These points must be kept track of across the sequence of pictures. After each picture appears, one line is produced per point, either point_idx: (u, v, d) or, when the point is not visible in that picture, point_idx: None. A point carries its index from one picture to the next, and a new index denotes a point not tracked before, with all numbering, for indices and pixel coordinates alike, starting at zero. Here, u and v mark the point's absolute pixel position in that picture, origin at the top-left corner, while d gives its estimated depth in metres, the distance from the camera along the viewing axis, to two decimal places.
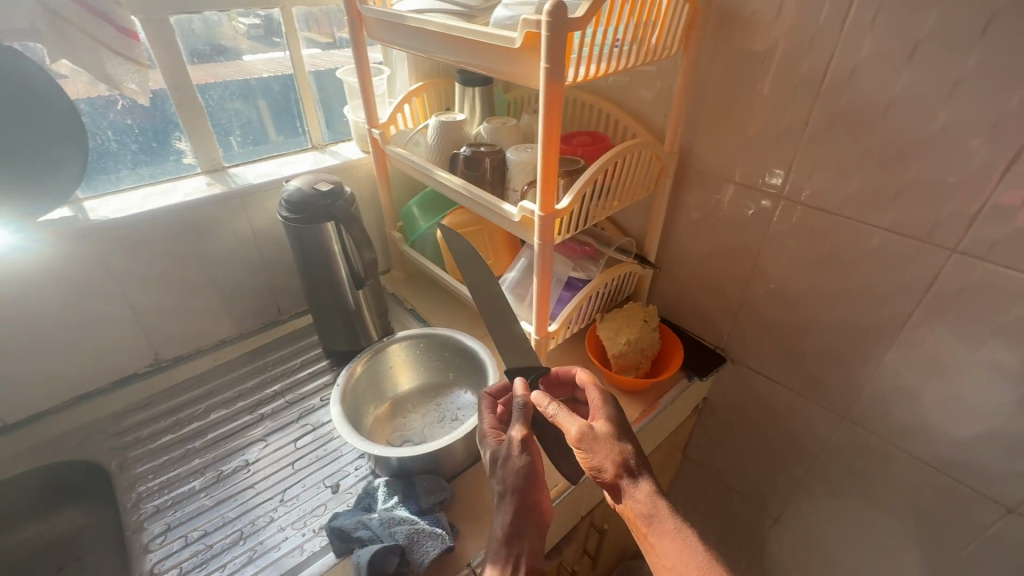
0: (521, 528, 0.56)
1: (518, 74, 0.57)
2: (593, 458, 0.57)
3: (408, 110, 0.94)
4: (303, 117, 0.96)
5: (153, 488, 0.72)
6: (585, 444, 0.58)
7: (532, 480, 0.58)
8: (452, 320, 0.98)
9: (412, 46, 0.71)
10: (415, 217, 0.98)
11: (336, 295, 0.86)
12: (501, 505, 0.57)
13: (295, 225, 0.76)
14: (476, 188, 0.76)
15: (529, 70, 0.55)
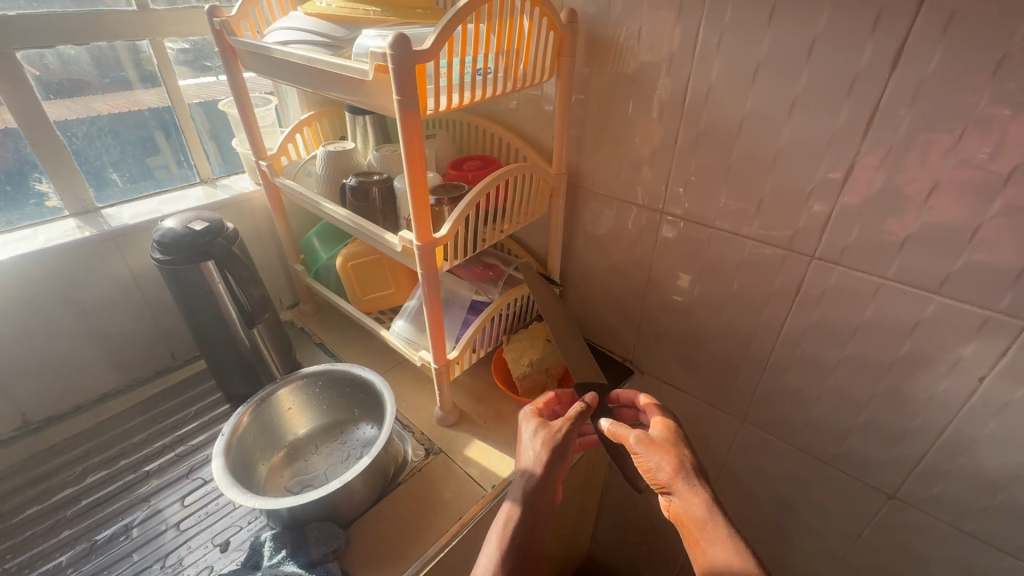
0: (521, 527, 0.58)
1: (376, 105, 0.56)
2: (648, 459, 0.60)
3: (300, 140, 0.91)
4: (188, 151, 0.92)
5: (13, 568, 0.65)
6: (666, 470, 0.58)
7: (553, 472, 0.61)
8: (361, 352, 0.95)
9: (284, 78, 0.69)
10: (315, 248, 0.95)
11: (227, 337, 0.82)
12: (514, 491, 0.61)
13: (170, 267, 0.72)
14: (363, 219, 0.74)
15: (384, 101, 0.54)
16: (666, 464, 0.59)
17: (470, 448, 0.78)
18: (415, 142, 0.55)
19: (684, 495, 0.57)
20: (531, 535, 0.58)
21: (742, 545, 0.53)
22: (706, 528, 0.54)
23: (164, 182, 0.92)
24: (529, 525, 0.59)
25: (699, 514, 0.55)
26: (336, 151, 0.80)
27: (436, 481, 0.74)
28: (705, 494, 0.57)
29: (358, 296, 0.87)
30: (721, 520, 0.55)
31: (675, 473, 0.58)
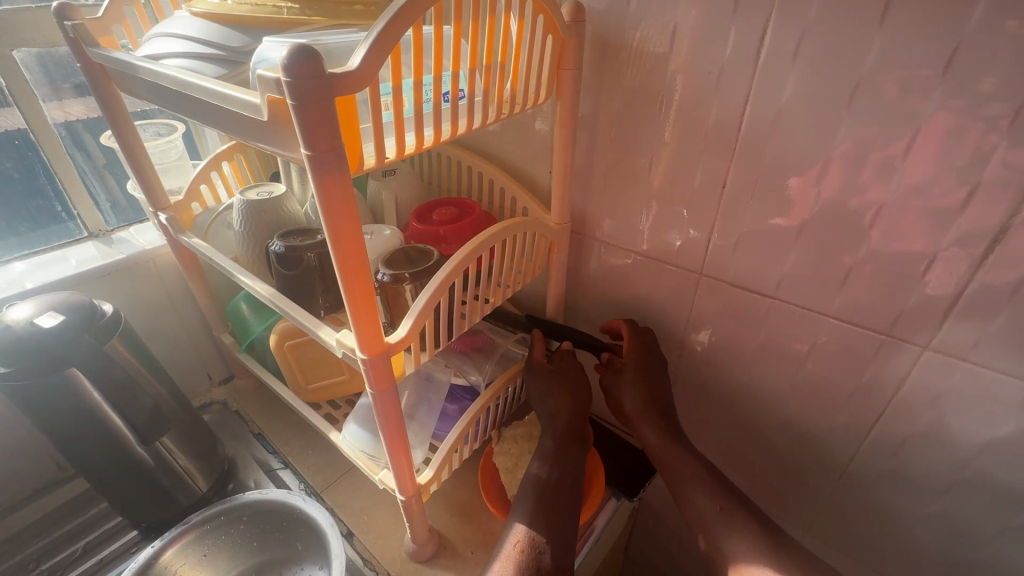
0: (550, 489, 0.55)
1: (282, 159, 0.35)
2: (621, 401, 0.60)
3: (217, 179, 0.70)
4: (67, 198, 0.70)
5: None
6: (633, 401, 0.59)
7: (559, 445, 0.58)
8: (310, 448, 0.75)
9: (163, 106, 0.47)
10: (245, 317, 0.73)
11: (117, 457, 0.60)
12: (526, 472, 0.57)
13: (11, 382, 0.50)
14: (290, 299, 0.52)
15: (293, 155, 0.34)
16: (635, 397, 0.59)
17: None
18: (350, 220, 0.35)
19: (649, 430, 0.59)
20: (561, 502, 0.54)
21: (704, 468, 0.56)
22: (667, 457, 0.57)
23: (37, 240, 0.69)
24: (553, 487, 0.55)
25: (669, 444, 0.58)
26: (259, 200, 0.59)
27: None
28: (671, 427, 0.59)
29: (300, 384, 0.67)
30: (686, 446, 0.57)
31: (647, 405, 0.59)
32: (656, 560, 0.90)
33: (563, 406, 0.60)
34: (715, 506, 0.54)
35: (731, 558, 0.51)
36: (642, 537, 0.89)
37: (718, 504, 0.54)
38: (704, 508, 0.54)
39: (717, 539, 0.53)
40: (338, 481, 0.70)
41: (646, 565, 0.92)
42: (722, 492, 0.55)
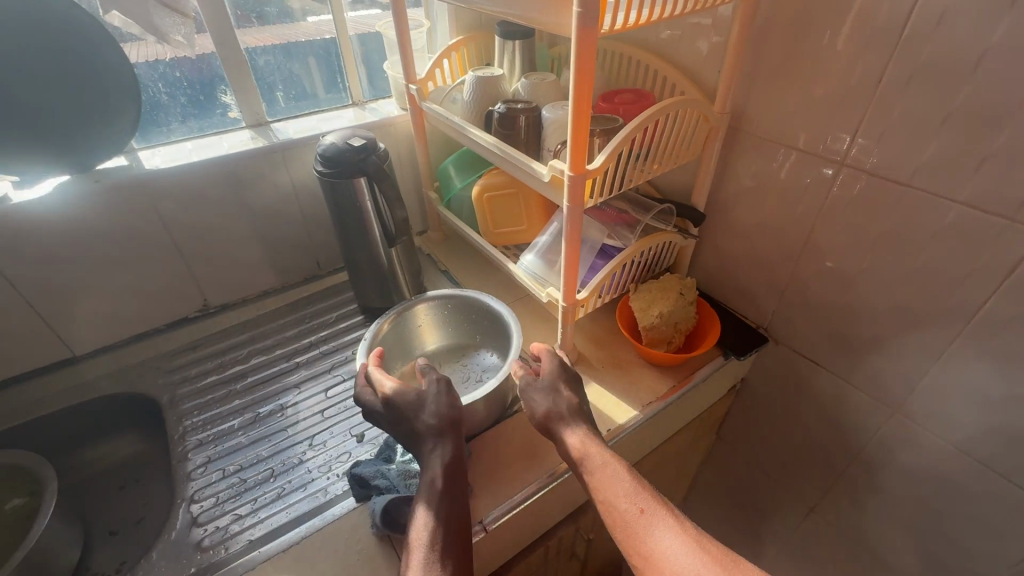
0: (455, 488, 0.57)
1: (551, 27, 0.55)
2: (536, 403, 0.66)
3: (447, 65, 0.91)
4: (344, 72, 0.96)
5: (199, 423, 0.78)
6: (559, 410, 0.64)
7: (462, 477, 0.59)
8: (483, 284, 0.98)
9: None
10: (450, 177, 0.97)
11: (370, 253, 0.87)
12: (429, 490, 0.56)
13: (328, 180, 0.77)
14: (509, 147, 0.72)
15: (564, 16, 0.52)
16: (563, 405, 0.64)
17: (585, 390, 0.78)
18: (586, 56, 0.51)
19: (572, 433, 0.61)
20: (456, 500, 0.56)
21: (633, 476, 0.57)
22: (591, 458, 0.58)
23: (323, 102, 0.97)
24: (450, 480, 0.57)
25: (591, 448, 0.60)
26: (486, 76, 0.79)
27: None
28: (591, 435, 0.61)
29: (490, 229, 0.88)
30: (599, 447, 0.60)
31: (562, 413, 0.64)
32: (746, 441, 1.03)
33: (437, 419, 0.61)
34: (632, 507, 0.53)
35: (653, 551, 0.50)
36: (737, 419, 1.02)
37: (657, 518, 0.52)
38: (629, 517, 0.53)
39: (652, 543, 0.50)
40: None
41: (736, 446, 1.06)
42: (653, 502, 0.54)
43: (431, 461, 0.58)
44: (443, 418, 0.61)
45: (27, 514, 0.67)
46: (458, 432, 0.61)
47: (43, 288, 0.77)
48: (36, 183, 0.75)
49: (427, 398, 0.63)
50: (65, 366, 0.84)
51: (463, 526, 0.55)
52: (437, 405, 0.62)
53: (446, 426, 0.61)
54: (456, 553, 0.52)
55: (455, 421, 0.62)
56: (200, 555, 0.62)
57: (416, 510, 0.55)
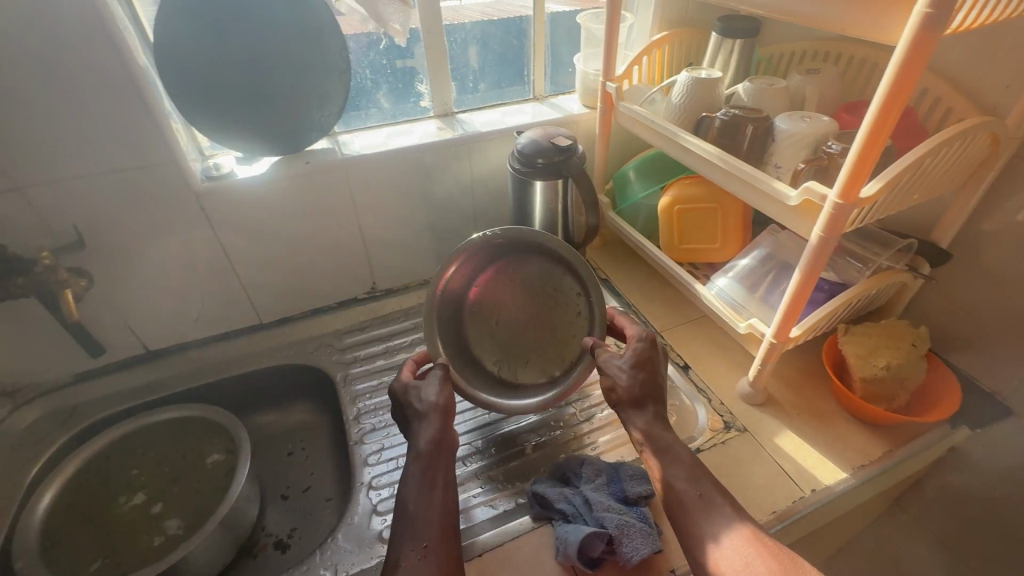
0: (440, 471, 0.55)
1: (869, 33, 0.48)
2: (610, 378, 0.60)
3: (646, 62, 0.84)
4: (531, 65, 0.94)
5: (371, 407, 0.79)
6: (632, 383, 0.59)
7: (438, 457, 0.56)
8: (650, 299, 0.91)
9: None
10: (629, 181, 0.91)
11: None
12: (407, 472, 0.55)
13: (524, 179, 0.73)
14: (734, 159, 0.65)
15: (898, 18, 0.45)
16: (639, 375, 0.59)
17: (780, 438, 0.69)
18: (911, 68, 0.43)
19: (639, 416, 0.57)
20: (439, 486, 0.54)
21: (688, 459, 0.54)
22: (659, 441, 0.55)
23: (506, 94, 0.95)
24: (429, 463, 0.55)
25: (659, 433, 0.56)
26: (703, 77, 0.72)
27: (742, 460, 0.68)
28: (656, 417, 0.57)
29: (674, 243, 0.82)
30: (662, 432, 0.56)
31: (631, 381, 0.59)
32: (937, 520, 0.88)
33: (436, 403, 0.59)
34: (692, 491, 0.51)
35: (709, 544, 0.48)
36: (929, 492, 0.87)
37: (711, 498, 0.51)
38: (687, 500, 0.51)
39: (705, 530, 0.49)
40: (674, 329, 0.86)
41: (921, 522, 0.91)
42: (705, 482, 0.52)
43: (415, 443, 0.57)
44: (440, 402, 0.60)
45: (225, 472, 0.72)
46: (447, 413, 0.59)
47: (250, 259, 0.82)
48: (256, 160, 0.79)
49: (421, 385, 0.62)
50: (252, 332, 0.90)
51: (445, 511, 0.53)
52: (432, 390, 0.61)
53: (439, 410, 0.59)
54: (437, 534, 0.51)
55: (449, 407, 0.60)
56: (382, 546, 0.62)
57: (405, 490, 0.54)
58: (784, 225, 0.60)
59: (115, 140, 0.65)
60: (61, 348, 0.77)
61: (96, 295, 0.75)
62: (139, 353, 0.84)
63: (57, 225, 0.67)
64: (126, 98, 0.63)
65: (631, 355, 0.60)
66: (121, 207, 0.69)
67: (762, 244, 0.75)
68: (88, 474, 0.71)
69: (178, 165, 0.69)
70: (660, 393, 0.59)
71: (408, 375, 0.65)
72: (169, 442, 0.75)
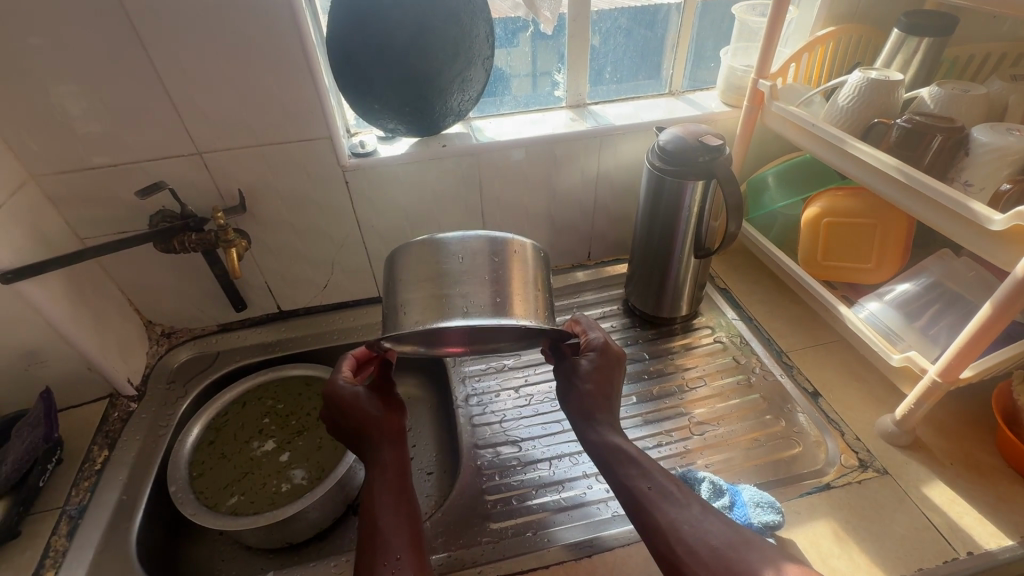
0: (405, 491, 0.57)
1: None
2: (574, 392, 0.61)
3: (805, 59, 0.78)
4: (671, 58, 0.90)
5: (479, 390, 0.81)
6: (592, 395, 0.60)
7: (398, 470, 0.58)
8: (774, 316, 0.85)
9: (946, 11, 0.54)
10: (767, 188, 0.85)
11: (667, 261, 0.79)
12: (371, 494, 0.56)
13: (662, 176, 0.71)
14: (916, 171, 0.58)
15: None
16: (598, 385, 0.61)
17: (928, 488, 0.62)
18: None
19: (598, 429, 0.57)
20: (404, 500, 0.56)
21: (640, 456, 0.54)
22: (619, 454, 0.54)
23: (641, 87, 0.92)
24: (395, 484, 0.57)
25: (613, 438, 0.56)
26: (881, 78, 0.65)
27: (882, 505, 0.61)
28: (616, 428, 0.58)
29: (816, 258, 0.75)
30: (621, 443, 0.56)
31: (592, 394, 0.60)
32: None
33: (371, 417, 0.61)
34: (650, 487, 0.51)
35: (690, 539, 0.46)
36: None
37: (666, 494, 0.50)
38: (646, 497, 0.50)
39: (663, 519, 0.48)
40: (801, 351, 0.80)
41: None
42: (667, 484, 0.51)
43: (377, 463, 0.58)
44: (384, 421, 0.61)
45: (344, 433, 0.76)
46: (398, 433, 0.61)
47: (379, 234, 0.85)
48: (397, 141, 0.82)
49: (364, 398, 0.62)
50: (369, 304, 0.94)
51: (411, 525, 0.54)
52: (371, 407, 0.61)
53: (387, 430, 0.60)
54: (410, 545, 0.52)
55: (399, 427, 0.62)
56: (489, 530, 0.63)
57: (380, 508, 0.54)
58: (977, 251, 0.53)
59: (283, 114, 0.70)
60: (213, 299, 0.85)
61: (248, 255, 0.82)
62: (273, 312, 0.91)
63: (226, 188, 0.74)
64: (299, 76, 0.67)
65: (587, 365, 0.62)
66: (279, 176, 0.75)
67: (928, 270, 0.67)
68: (227, 417, 0.79)
69: (332, 141, 0.74)
70: (611, 404, 0.60)
71: (345, 377, 0.64)
72: (295, 398, 0.81)
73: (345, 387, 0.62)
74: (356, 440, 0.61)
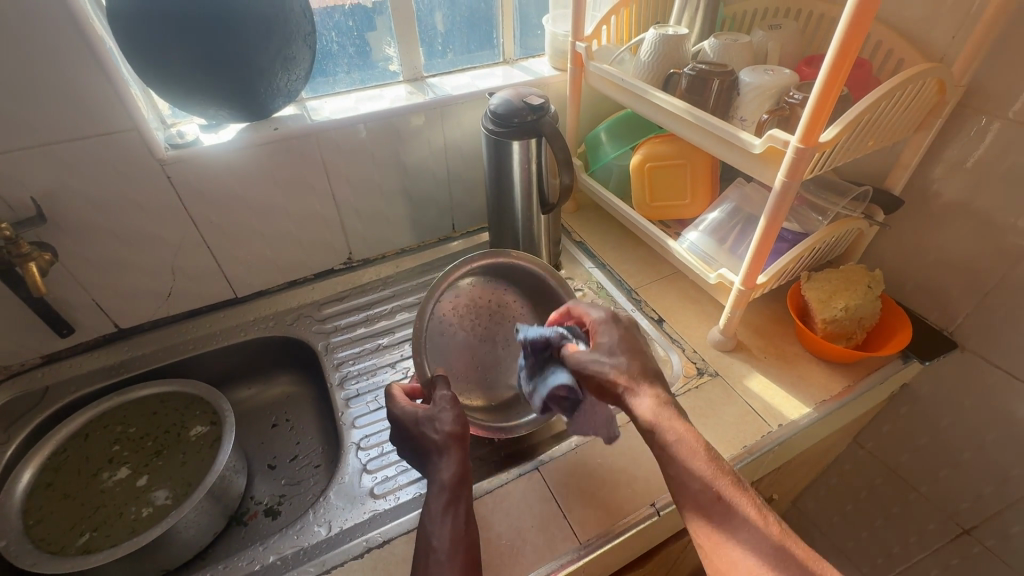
0: (462, 504, 0.53)
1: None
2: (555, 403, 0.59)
3: (614, 22, 0.85)
4: (499, 27, 0.94)
5: (354, 373, 0.80)
6: (627, 374, 0.52)
7: (464, 482, 0.54)
8: (623, 259, 0.94)
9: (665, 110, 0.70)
10: (601, 143, 0.93)
11: (520, 220, 0.84)
12: (436, 515, 0.52)
13: (497, 138, 0.74)
14: (701, 112, 0.66)
15: None
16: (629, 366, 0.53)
17: (749, 381, 0.74)
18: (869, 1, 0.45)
19: (641, 402, 0.50)
20: (464, 517, 0.52)
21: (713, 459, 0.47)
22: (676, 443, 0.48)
23: (477, 58, 0.95)
24: (453, 500, 0.53)
25: (663, 423, 0.49)
26: (670, 33, 0.73)
27: (716, 401, 0.71)
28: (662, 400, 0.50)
29: (646, 201, 0.84)
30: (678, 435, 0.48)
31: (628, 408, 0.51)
32: (890, 451, 0.94)
33: (442, 427, 0.56)
34: (708, 491, 0.46)
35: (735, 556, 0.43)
36: (882, 425, 0.93)
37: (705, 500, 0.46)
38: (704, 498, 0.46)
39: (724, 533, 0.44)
40: (648, 286, 0.89)
41: (875, 455, 0.97)
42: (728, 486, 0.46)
43: (437, 480, 0.54)
44: (459, 431, 0.57)
45: (210, 443, 0.71)
46: (465, 444, 0.56)
47: (221, 230, 0.80)
48: (223, 128, 0.77)
49: (429, 413, 0.58)
50: (226, 307, 0.89)
51: (464, 540, 0.51)
52: (441, 421, 0.57)
53: (451, 441, 0.56)
54: (463, 563, 0.49)
55: (464, 433, 0.57)
56: (372, 501, 0.63)
57: (432, 522, 0.51)
58: (752, 175, 0.62)
59: (70, 105, 0.62)
60: (27, 328, 0.74)
61: (61, 271, 0.72)
62: (111, 332, 0.81)
63: (13, 197, 0.64)
64: (81, 62, 0.60)
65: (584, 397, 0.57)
66: (82, 177, 0.67)
67: (731, 197, 0.78)
68: (66, 453, 0.70)
69: (141, 132, 0.67)
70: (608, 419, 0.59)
71: (405, 401, 0.61)
72: (149, 418, 0.74)
73: (402, 412, 0.59)
74: (419, 453, 0.58)
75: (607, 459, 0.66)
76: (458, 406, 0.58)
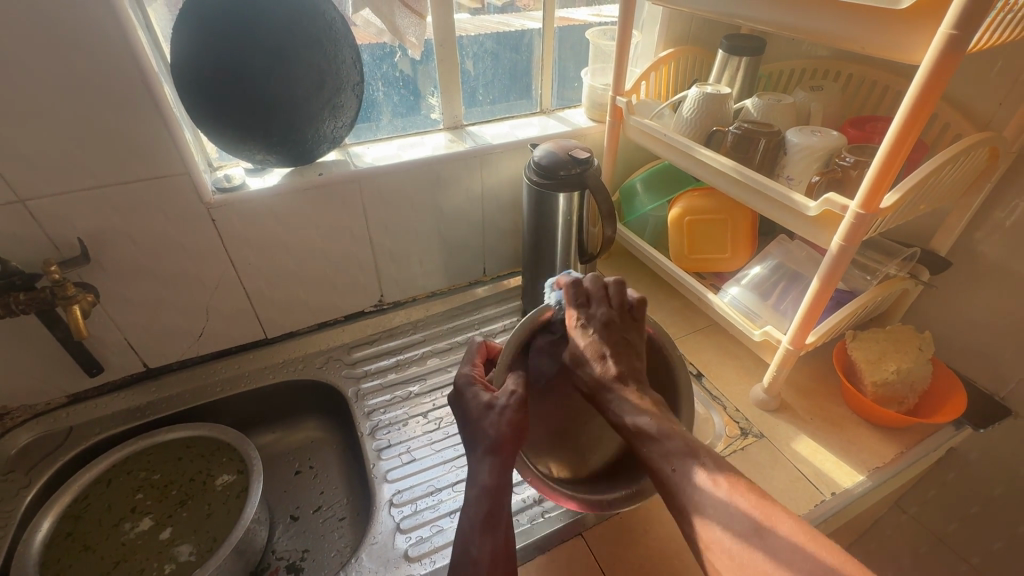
0: (501, 514, 0.51)
1: (892, 53, 0.50)
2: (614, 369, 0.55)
3: (653, 78, 0.87)
4: (539, 80, 0.96)
5: (384, 422, 0.78)
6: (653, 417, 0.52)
7: (502, 487, 0.51)
8: (658, 310, 0.93)
9: (718, 180, 0.70)
10: (636, 193, 0.93)
11: (558, 268, 0.84)
12: (468, 509, 0.50)
13: (540, 189, 0.74)
14: (749, 170, 0.66)
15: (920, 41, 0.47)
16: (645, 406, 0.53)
17: (796, 444, 0.71)
18: (936, 78, 0.45)
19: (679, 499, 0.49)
20: (502, 527, 0.50)
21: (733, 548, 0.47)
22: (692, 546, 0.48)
23: (515, 107, 0.97)
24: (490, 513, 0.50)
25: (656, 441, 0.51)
26: (713, 92, 0.74)
27: (762, 465, 0.69)
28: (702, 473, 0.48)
29: (684, 253, 0.83)
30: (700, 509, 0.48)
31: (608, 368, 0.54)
32: (935, 516, 0.90)
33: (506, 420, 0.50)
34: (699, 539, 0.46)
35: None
36: (927, 490, 0.89)
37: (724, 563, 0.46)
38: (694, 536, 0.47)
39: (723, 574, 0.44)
40: (684, 338, 0.88)
41: (920, 521, 0.92)
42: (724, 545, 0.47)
43: (476, 483, 0.51)
44: (510, 435, 0.50)
45: (237, 492, 0.69)
46: (510, 455, 0.51)
47: (258, 272, 0.80)
48: (267, 172, 0.78)
49: (492, 410, 0.51)
50: (255, 348, 0.87)
51: (502, 555, 0.49)
52: (498, 420, 0.50)
53: (500, 448, 0.50)
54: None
55: (519, 439, 0.51)
56: (407, 565, 0.60)
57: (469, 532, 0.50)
58: (804, 237, 0.61)
59: (127, 150, 0.63)
60: (57, 366, 0.73)
61: (97, 311, 0.71)
62: (138, 371, 0.80)
63: (60, 237, 0.64)
64: (142, 109, 0.61)
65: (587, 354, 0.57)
66: (129, 218, 0.67)
67: (773, 254, 0.77)
68: (88, 501, 0.67)
69: (192, 176, 0.67)
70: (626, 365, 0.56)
71: (477, 372, 0.56)
72: (175, 465, 0.72)
73: (470, 391, 0.54)
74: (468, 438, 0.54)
75: (653, 526, 0.63)
76: (523, 410, 0.51)
